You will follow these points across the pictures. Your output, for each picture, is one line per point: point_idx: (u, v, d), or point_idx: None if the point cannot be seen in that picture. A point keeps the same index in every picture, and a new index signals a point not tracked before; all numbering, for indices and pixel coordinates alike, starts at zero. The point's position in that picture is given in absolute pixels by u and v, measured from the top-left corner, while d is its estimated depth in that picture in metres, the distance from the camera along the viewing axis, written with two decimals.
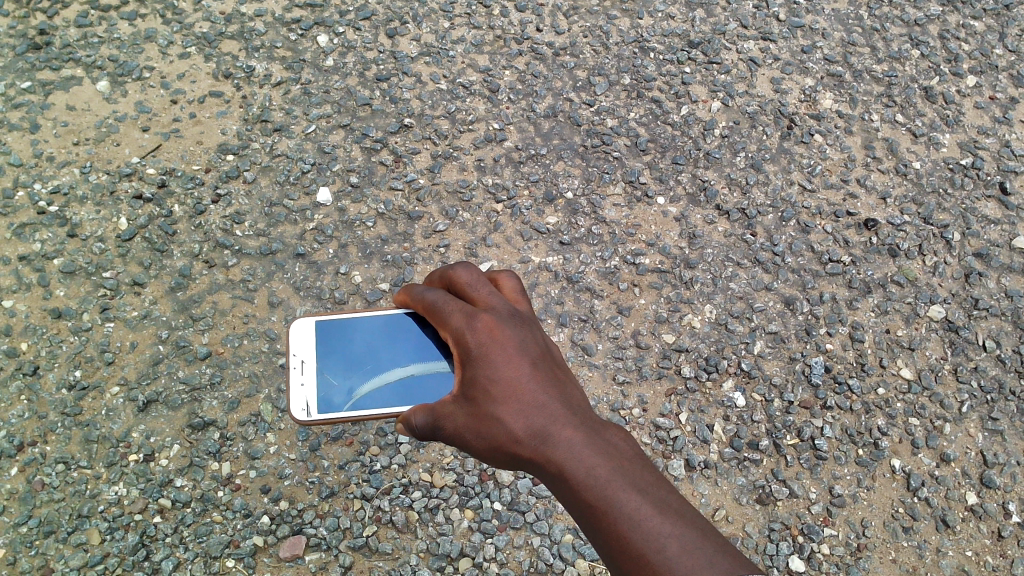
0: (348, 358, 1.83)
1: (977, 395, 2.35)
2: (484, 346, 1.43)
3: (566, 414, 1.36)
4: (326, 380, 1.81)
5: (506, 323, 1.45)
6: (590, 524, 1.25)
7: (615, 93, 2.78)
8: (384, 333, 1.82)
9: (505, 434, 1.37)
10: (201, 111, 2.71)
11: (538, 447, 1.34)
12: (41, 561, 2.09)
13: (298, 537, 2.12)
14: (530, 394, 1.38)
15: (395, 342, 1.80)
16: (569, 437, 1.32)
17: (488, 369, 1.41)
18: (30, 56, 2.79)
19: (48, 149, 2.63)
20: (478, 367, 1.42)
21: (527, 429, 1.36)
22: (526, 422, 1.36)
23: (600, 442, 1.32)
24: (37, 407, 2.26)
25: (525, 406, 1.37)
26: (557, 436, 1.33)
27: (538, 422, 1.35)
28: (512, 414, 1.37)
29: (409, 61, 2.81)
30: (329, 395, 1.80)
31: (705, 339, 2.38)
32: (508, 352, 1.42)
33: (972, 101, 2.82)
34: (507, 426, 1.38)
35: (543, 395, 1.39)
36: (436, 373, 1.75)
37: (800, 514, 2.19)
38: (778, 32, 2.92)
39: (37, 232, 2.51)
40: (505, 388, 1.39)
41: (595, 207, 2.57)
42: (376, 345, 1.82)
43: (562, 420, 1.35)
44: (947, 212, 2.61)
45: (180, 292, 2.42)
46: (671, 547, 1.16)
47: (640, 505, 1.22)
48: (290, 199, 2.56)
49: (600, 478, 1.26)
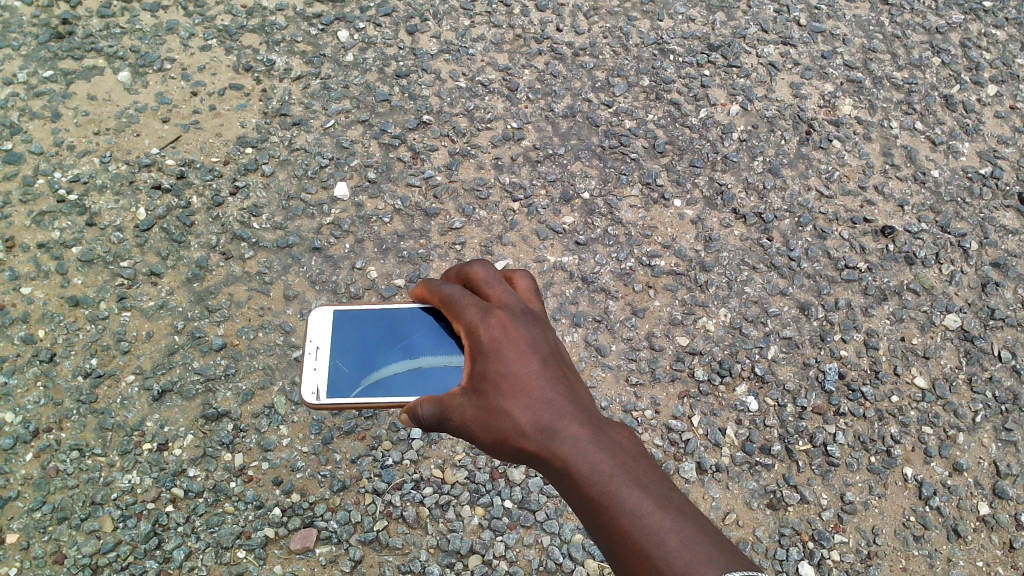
0: (361, 347, 1.84)
1: (992, 405, 2.34)
2: (495, 341, 1.42)
3: (573, 410, 1.36)
4: (337, 367, 1.82)
5: (518, 321, 1.45)
6: (591, 519, 1.25)
7: (634, 94, 2.78)
8: (399, 326, 1.83)
9: (512, 426, 1.37)
10: (221, 104, 2.73)
11: (543, 441, 1.33)
12: (55, 546, 2.08)
13: (309, 530, 2.12)
14: (538, 390, 1.38)
15: (408, 335, 1.81)
16: (575, 432, 1.32)
17: (498, 364, 1.41)
18: (53, 45, 2.81)
19: (69, 138, 2.64)
20: (488, 360, 1.42)
21: (534, 423, 1.35)
22: (532, 416, 1.36)
23: (606, 438, 1.31)
24: (53, 394, 2.27)
25: (532, 402, 1.37)
26: (563, 431, 1.32)
27: (544, 416, 1.35)
28: (520, 408, 1.37)
29: (429, 58, 2.83)
30: (339, 381, 1.80)
31: (719, 342, 2.38)
32: (517, 348, 1.41)
33: (993, 110, 2.82)
34: (514, 421, 1.37)
35: (552, 391, 1.38)
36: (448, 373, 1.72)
37: (811, 520, 2.17)
38: (799, 37, 2.93)
39: (56, 220, 2.52)
40: (514, 382, 1.39)
41: (611, 207, 2.57)
42: (390, 338, 1.83)
43: (569, 416, 1.34)
44: (965, 221, 2.61)
45: (197, 283, 2.43)
46: (671, 543, 1.16)
47: (641, 501, 1.22)
48: (308, 193, 2.58)
49: (606, 475, 1.25)
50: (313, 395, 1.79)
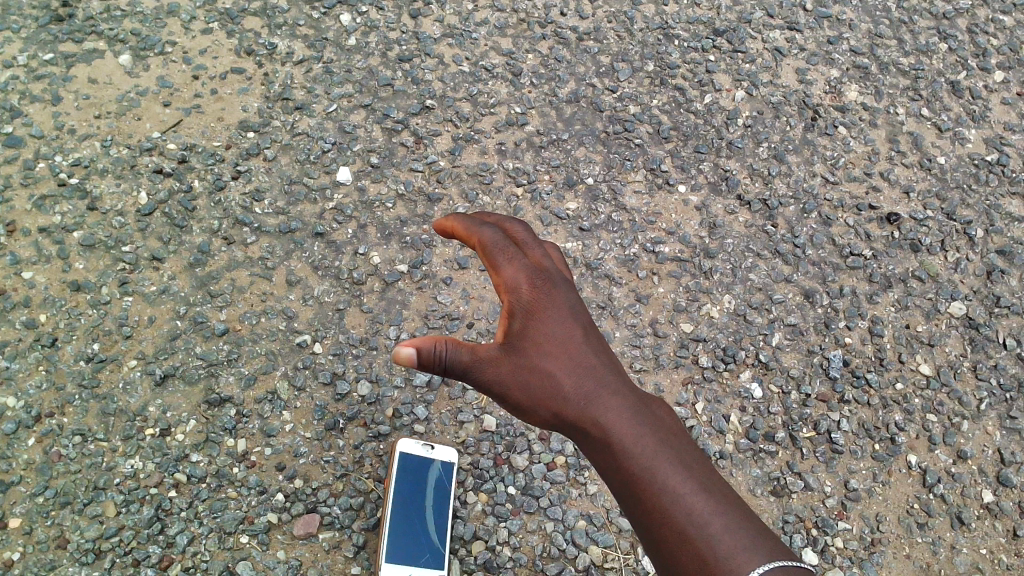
0: (409, 532, 2.03)
1: (996, 393, 2.34)
2: (539, 301, 1.42)
3: (615, 380, 1.37)
4: (416, 555, 2.02)
5: (561, 285, 1.45)
6: (627, 493, 1.25)
7: (639, 80, 2.76)
8: (400, 489, 2.06)
9: (552, 390, 1.37)
10: (223, 88, 2.71)
11: (584, 408, 1.34)
12: (57, 531, 2.07)
13: (312, 515, 2.12)
14: (582, 357, 1.39)
15: (410, 481, 2.08)
16: (618, 404, 1.33)
17: (541, 324, 1.41)
18: (53, 28, 2.79)
19: (70, 122, 2.62)
20: (530, 320, 1.41)
21: (575, 389, 1.36)
22: (575, 381, 1.37)
23: (647, 413, 1.33)
24: (55, 378, 2.26)
25: (576, 367, 1.38)
26: (606, 402, 1.34)
27: (587, 383, 1.36)
28: (563, 372, 1.37)
29: (432, 42, 2.81)
30: (427, 555, 2.03)
31: (723, 329, 2.37)
32: (561, 312, 1.42)
33: (999, 97, 2.81)
34: (556, 383, 1.37)
35: (594, 360, 1.40)
36: (439, 464, 2.12)
37: (814, 507, 2.17)
38: (805, 22, 2.91)
39: (57, 204, 2.50)
40: (558, 345, 1.40)
41: (615, 193, 2.56)
42: (412, 505, 2.05)
43: (612, 386, 1.36)
44: (971, 209, 2.60)
45: (199, 268, 2.42)
46: (714, 527, 1.17)
47: (684, 481, 1.22)
48: (310, 178, 2.56)
49: (649, 449, 1.26)
50: None
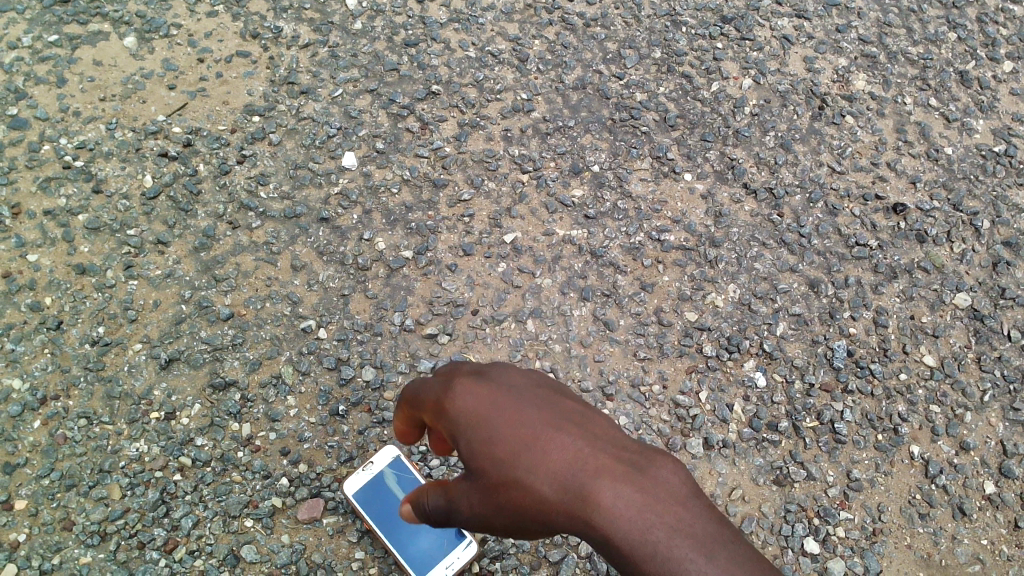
0: (413, 533, 2.05)
1: (1000, 385, 2.34)
2: (468, 408, 1.20)
3: (594, 457, 1.11)
4: (436, 542, 2.05)
5: (484, 367, 1.25)
6: None
7: (646, 67, 2.75)
8: (380, 511, 2.06)
9: (532, 498, 1.13)
10: (228, 71, 2.70)
11: (574, 507, 1.09)
12: (62, 513, 2.08)
13: (316, 500, 2.13)
14: (543, 445, 1.14)
15: (383, 499, 2.08)
16: (607, 492, 1.07)
17: (483, 433, 1.18)
18: (58, 10, 2.77)
19: (75, 104, 2.62)
20: (468, 432, 1.19)
21: (554, 487, 1.11)
22: (550, 480, 1.12)
23: (642, 482, 1.07)
24: (60, 361, 2.26)
25: (544, 459, 1.13)
26: (594, 495, 1.08)
27: (566, 476, 1.11)
28: (529, 472, 1.13)
29: (438, 27, 2.79)
30: (444, 534, 2.06)
31: (728, 318, 2.37)
32: (495, 394, 1.20)
33: (1008, 87, 2.79)
34: (530, 489, 1.13)
35: (563, 444, 1.13)
36: (388, 467, 2.11)
37: (816, 497, 2.18)
38: (813, 10, 2.89)
39: (62, 186, 2.49)
40: (507, 446, 1.16)
41: (621, 180, 2.55)
42: (398, 517, 2.06)
43: (591, 465, 1.10)
44: (978, 200, 2.59)
45: (204, 252, 2.42)
46: None
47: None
48: (316, 162, 2.55)
49: (661, 540, 1.02)
50: (469, 543, 2.05)
